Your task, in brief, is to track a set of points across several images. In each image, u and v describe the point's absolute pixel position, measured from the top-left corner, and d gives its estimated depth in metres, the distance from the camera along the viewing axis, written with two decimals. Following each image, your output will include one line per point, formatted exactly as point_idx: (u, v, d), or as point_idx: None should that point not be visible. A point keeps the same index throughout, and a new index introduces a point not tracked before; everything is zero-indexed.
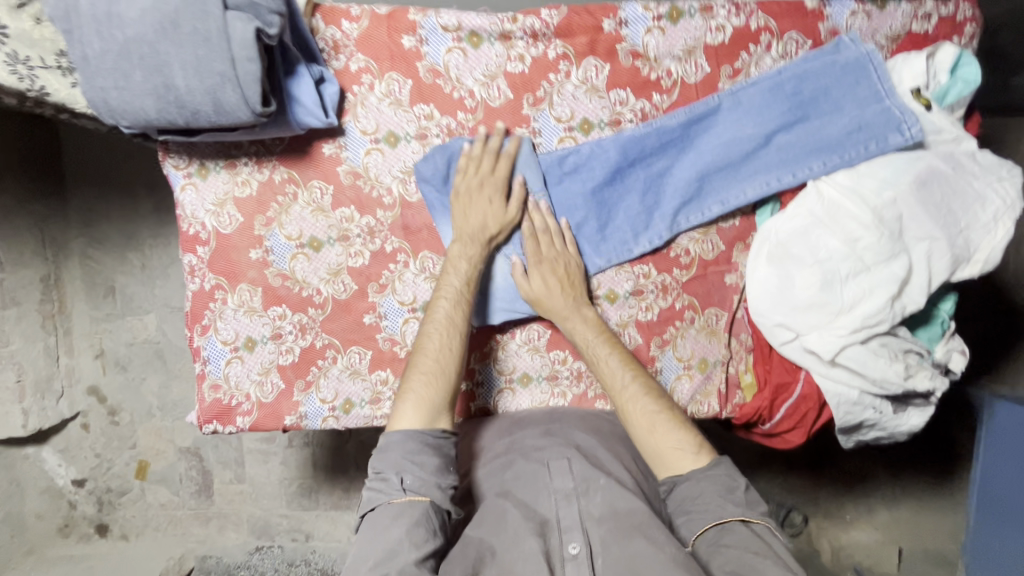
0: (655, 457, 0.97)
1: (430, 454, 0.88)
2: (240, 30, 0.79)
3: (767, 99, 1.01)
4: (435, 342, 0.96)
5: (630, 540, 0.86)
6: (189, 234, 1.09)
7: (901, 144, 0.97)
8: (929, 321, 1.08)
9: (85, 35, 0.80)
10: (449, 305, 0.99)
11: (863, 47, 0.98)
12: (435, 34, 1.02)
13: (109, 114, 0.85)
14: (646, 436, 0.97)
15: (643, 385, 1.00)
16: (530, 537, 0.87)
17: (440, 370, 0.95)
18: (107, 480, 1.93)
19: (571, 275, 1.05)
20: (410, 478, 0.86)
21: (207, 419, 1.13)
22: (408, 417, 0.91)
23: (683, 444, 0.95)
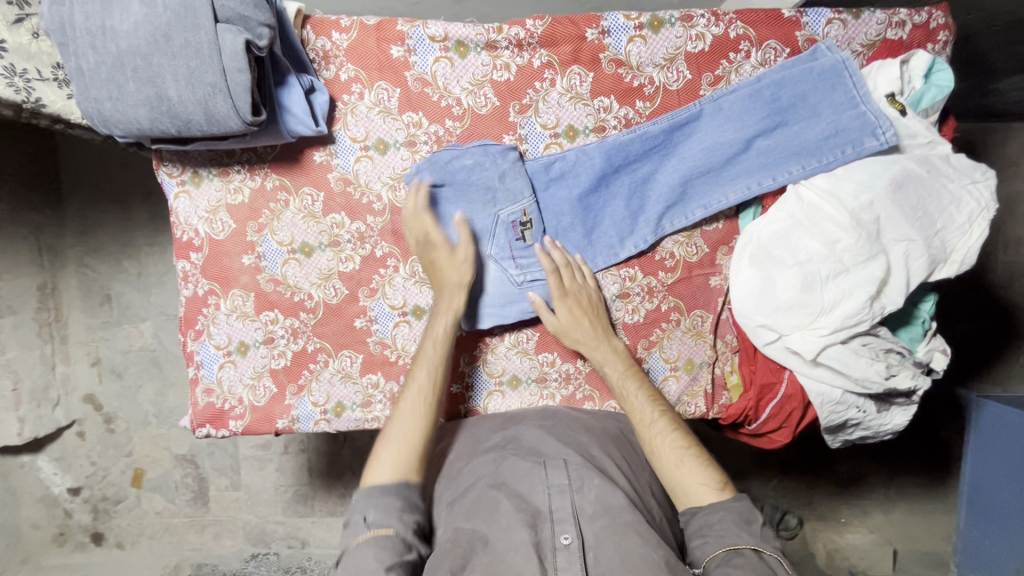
0: (678, 491, 0.94)
1: (393, 495, 0.91)
2: (230, 42, 0.81)
3: (747, 106, 1.04)
4: (410, 406, 0.99)
5: (618, 538, 0.86)
6: (183, 241, 1.11)
7: (876, 148, 1.00)
8: (910, 321, 1.10)
9: (79, 48, 0.83)
10: (426, 370, 1.01)
11: (839, 54, 1.02)
12: (422, 44, 1.05)
13: (103, 124, 0.87)
14: (671, 471, 0.95)
15: (670, 420, 0.99)
16: (521, 528, 0.86)
17: (410, 437, 0.96)
18: (103, 488, 1.94)
19: (595, 308, 1.08)
20: (373, 513, 0.89)
21: (200, 423, 1.14)
22: (380, 472, 0.93)
23: (709, 482, 0.93)
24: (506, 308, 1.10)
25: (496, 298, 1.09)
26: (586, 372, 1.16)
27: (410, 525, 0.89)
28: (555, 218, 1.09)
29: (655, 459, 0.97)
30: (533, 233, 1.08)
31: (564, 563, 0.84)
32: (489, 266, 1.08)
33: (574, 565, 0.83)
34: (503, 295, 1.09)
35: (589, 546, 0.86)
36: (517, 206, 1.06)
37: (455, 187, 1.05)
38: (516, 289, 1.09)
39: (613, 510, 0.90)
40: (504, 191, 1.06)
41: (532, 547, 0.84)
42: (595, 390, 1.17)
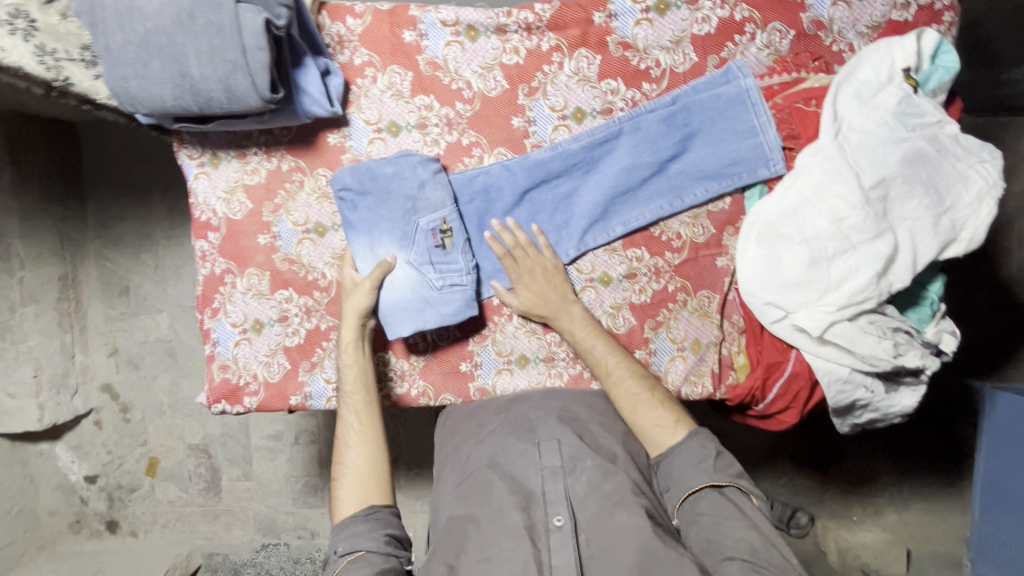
0: (645, 436, 1.00)
1: (360, 522, 0.96)
2: (251, 21, 0.85)
3: (662, 128, 1.08)
4: (350, 446, 1.02)
5: (612, 515, 0.87)
6: (201, 220, 1.14)
7: (768, 177, 1.08)
8: (918, 302, 1.10)
9: (108, 28, 0.87)
10: (354, 410, 1.04)
11: (748, 78, 1.06)
12: (434, 29, 1.08)
13: (128, 101, 0.91)
14: (632, 416, 1.01)
15: (626, 364, 1.05)
16: (515, 509, 0.88)
17: (364, 476, 1.00)
18: (118, 476, 1.98)
19: (555, 274, 1.10)
20: (343, 544, 0.93)
21: (216, 399, 1.18)
22: (348, 506, 0.98)
23: (668, 418, 0.99)
24: (419, 312, 1.08)
25: (413, 302, 1.08)
26: None
27: (381, 538, 0.94)
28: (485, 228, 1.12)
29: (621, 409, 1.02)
30: (453, 241, 1.09)
31: (557, 543, 0.85)
32: (411, 273, 1.07)
33: (567, 544, 0.85)
34: (420, 301, 1.08)
35: (581, 529, 0.88)
36: (438, 214, 1.08)
37: (376, 197, 1.06)
38: (434, 294, 1.08)
39: (606, 494, 0.90)
40: (425, 201, 1.07)
41: (525, 529, 0.86)
42: None
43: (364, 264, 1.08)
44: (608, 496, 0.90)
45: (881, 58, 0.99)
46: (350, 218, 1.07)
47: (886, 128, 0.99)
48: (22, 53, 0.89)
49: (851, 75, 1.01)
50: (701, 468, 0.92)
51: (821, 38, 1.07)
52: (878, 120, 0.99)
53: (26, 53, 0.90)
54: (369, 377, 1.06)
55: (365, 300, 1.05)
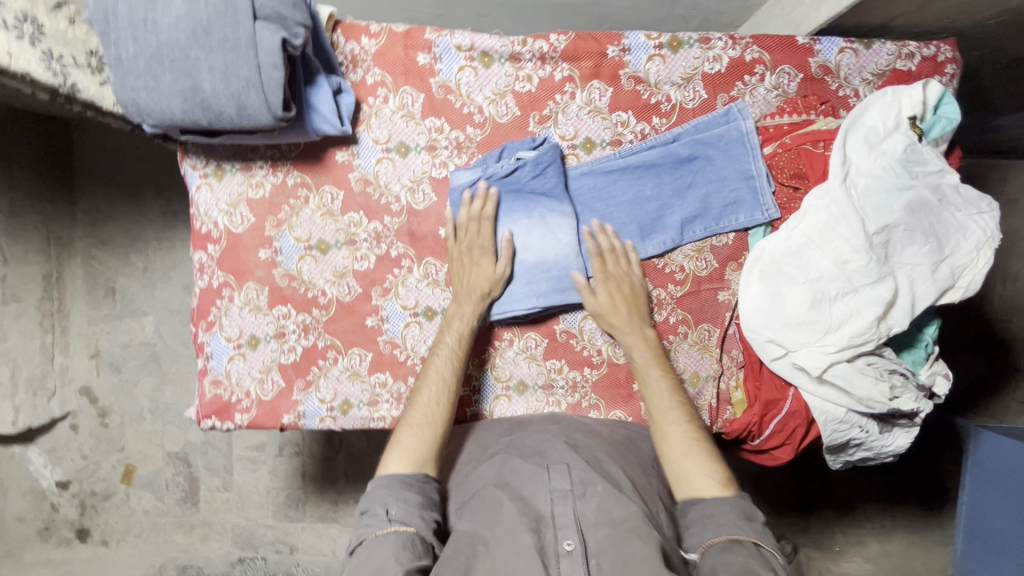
0: (679, 479, 0.95)
1: (414, 492, 0.92)
2: (267, 39, 0.83)
3: (667, 166, 1.10)
4: (439, 401, 1.01)
5: (625, 540, 0.84)
6: (201, 232, 1.12)
7: (762, 220, 1.09)
8: (914, 343, 1.11)
9: (121, 39, 0.85)
10: (447, 360, 1.04)
11: (747, 120, 1.07)
12: (448, 53, 1.08)
13: (136, 113, 0.90)
14: (677, 458, 0.96)
15: (686, 412, 1.00)
16: (525, 531, 0.84)
17: (429, 422, 0.99)
18: (92, 483, 1.92)
19: (636, 294, 1.08)
20: (396, 508, 0.89)
21: (206, 415, 1.14)
22: (399, 461, 0.96)
23: (712, 473, 0.94)
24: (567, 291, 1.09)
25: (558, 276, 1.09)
26: (593, 380, 1.17)
27: (430, 522, 0.90)
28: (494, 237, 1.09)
29: (662, 444, 0.99)
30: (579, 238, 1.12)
31: (567, 569, 0.82)
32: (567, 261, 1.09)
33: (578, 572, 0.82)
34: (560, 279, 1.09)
35: (591, 554, 0.84)
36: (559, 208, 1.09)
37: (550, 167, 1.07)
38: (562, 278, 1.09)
39: (615, 521, 0.87)
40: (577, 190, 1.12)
41: (536, 553, 0.82)
42: (602, 399, 1.17)
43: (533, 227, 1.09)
44: (618, 521, 0.87)
45: (888, 105, 1.02)
46: (532, 177, 1.07)
47: (893, 173, 1.00)
48: (30, 58, 0.85)
49: (859, 119, 1.03)
50: (740, 521, 0.87)
51: (827, 82, 1.09)
52: (885, 165, 1.00)
53: (34, 59, 0.85)
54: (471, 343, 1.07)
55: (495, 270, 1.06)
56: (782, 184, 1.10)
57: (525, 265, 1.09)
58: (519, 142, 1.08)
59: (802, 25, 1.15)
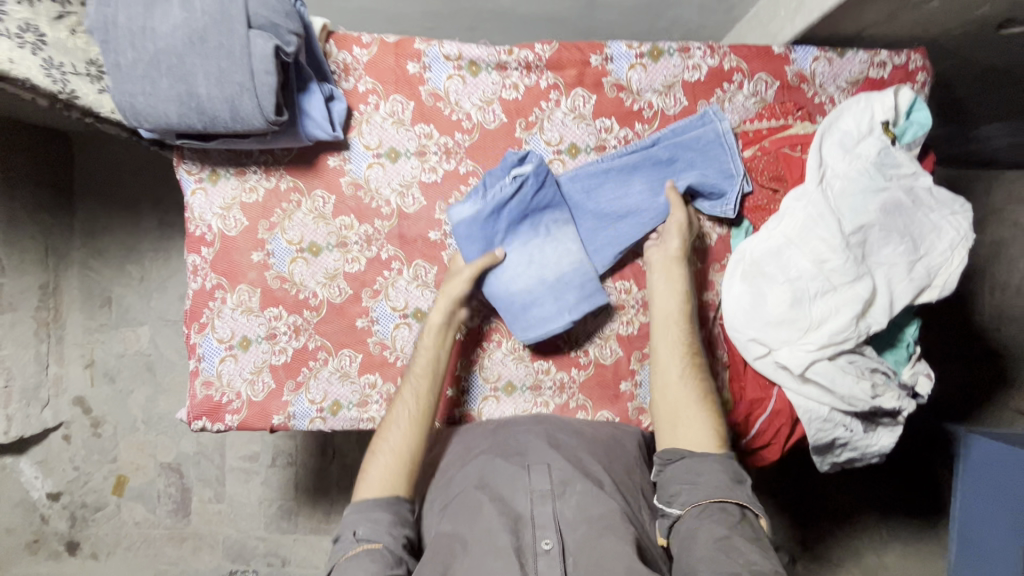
0: (675, 427, 0.98)
1: (382, 510, 0.93)
2: (261, 47, 0.87)
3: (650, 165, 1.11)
4: (400, 425, 1.00)
5: (600, 539, 0.85)
6: (195, 235, 1.15)
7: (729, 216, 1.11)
8: (895, 343, 1.13)
9: (120, 46, 0.88)
10: (415, 390, 1.03)
11: (722, 122, 1.10)
12: (437, 62, 1.12)
13: (133, 116, 0.92)
14: (682, 407, 0.99)
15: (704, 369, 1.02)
16: (502, 532, 0.86)
17: (402, 449, 0.99)
18: (83, 494, 1.91)
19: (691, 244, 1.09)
20: (362, 528, 0.91)
21: (196, 416, 1.15)
22: (371, 489, 0.96)
23: (712, 430, 0.97)
24: (593, 295, 1.11)
25: (585, 283, 1.11)
26: (580, 381, 1.18)
27: (399, 537, 0.91)
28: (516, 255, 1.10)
29: (677, 387, 1.00)
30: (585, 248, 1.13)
31: (544, 567, 0.83)
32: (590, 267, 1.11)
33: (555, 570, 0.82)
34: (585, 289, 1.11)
35: (569, 552, 0.85)
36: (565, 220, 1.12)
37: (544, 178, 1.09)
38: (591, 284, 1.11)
39: (592, 518, 0.89)
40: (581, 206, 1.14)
41: (513, 551, 0.83)
42: (589, 399, 1.18)
43: (550, 246, 1.11)
44: (596, 520, 0.88)
45: (862, 110, 1.05)
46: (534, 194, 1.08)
47: (868, 176, 1.03)
48: (30, 65, 0.88)
49: (833, 125, 1.05)
50: (732, 484, 0.90)
51: (803, 89, 1.13)
52: (860, 167, 1.03)
53: (34, 66, 0.88)
54: (437, 360, 1.06)
55: (462, 287, 1.07)
56: (761, 186, 1.12)
57: (547, 282, 1.10)
58: (505, 159, 1.07)
59: (779, 36, 1.19)
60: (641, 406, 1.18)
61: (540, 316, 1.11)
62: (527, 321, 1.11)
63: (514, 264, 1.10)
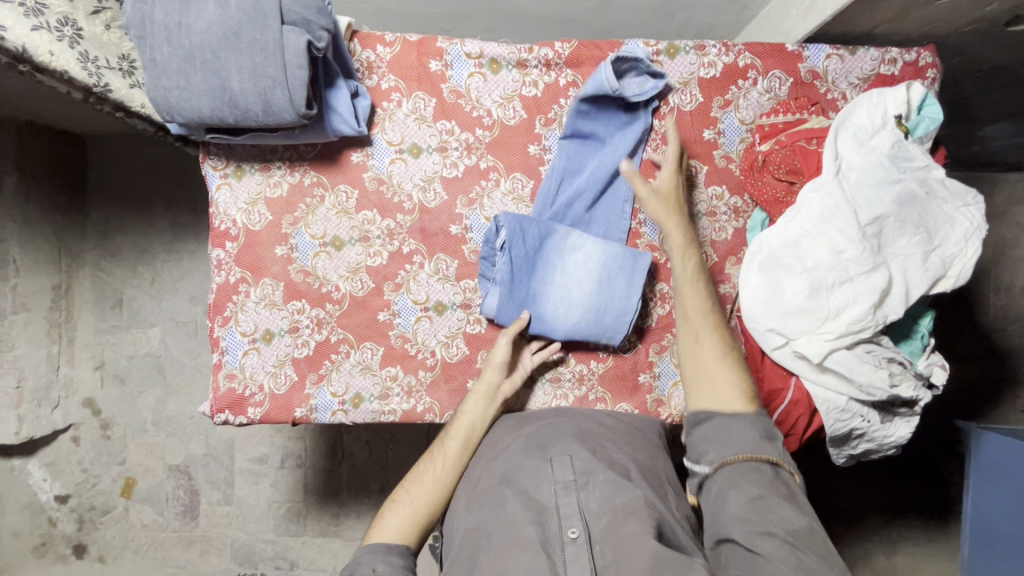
0: (704, 387, 0.99)
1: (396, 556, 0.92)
2: (294, 42, 0.90)
3: (573, 140, 1.15)
4: (424, 481, 1.02)
5: (626, 523, 0.86)
6: (220, 229, 1.16)
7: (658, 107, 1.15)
8: (910, 335, 1.15)
9: (155, 41, 0.91)
10: (444, 455, 1.06)
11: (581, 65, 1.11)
12: (459, 60, 1.14)
13: (167, 111, 0.94)
14: (702, 366, 1.00)
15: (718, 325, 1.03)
16: (528, 524, 0.86)
17: (418, 506, 0.99)
18: (92, 497, 1.91)
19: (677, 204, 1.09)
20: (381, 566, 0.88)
21: (219, 409, 1.16)
22: (385, 533, 0.96)
23: (738, 385, 0.98)
24: (635, 268, 1.12)
25: (624, 262, 1.12)
26: (600, 373, 1.19)
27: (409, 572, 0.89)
28: (557, 274, 1.13)
29: (696, 349, 1.01)
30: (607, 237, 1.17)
31: (572, 555, 0.83)
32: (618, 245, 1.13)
33: (583, 557, 0.83)
34: (630, 262, 1.12)
35: (595, 540, 0.86)
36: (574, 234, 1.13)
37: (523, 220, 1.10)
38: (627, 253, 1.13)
39: (617, 507, 0.89)
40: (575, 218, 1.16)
41: (539, 543, 0.84)
42: (608, 392, 1.20)
43: (580, 255, 1.13)
44: (619, 507, 0.89)
45: (875, 105, 1.07)
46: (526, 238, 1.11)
47: (883, 168, 1.05)
48: (69, 58, 0.90)
49: (847, 119, 1.08)
50: (762, 441, 0.92)
51: (816, 85, 1.16)
52: (874, 160, 1.05)
53: (72, 59, 0.91)
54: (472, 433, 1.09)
55: (503, 355, 1.09)
56: (776, 179, 1.13)
57: (595, 290, 1.12)
58: (483, 239, 1.13)
59: (791, 35, 1.23)
60: (660, 398, 1.20)
61: (616, 308, 1.12)
62: (605, 327, 1.12)
63: (560, 296, 1.13)
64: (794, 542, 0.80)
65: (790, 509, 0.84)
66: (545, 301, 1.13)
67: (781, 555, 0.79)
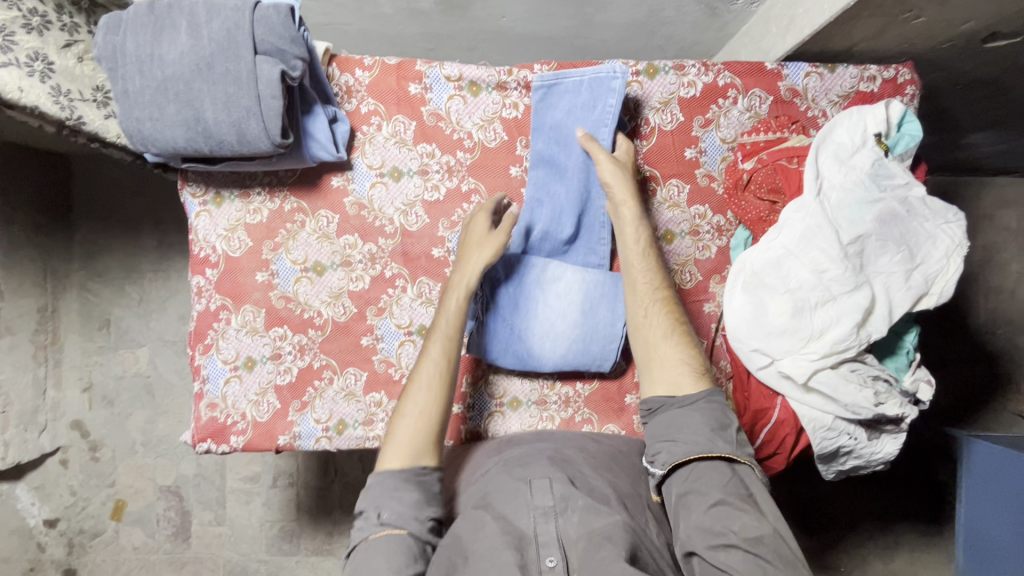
0: (655, 365, 1.00)
1: (409, 488, 0.92)
2: (267, 72, 0.89)
3: (542, 170, 1.13)
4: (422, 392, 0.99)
5: (599, 547, 0.84)
6: (199, 257, 1.15)
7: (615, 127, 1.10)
8: (895, 351, 1.15)
9: (128, 73, 0.90)
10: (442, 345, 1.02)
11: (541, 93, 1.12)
12: (438, 83, 1.14)
13: (140, 141, 0.94)
14: (652, 346, 1.01)
15: (667, 300, 1.04)
16: (506, 549, 0.84)
17: (427, 412, 0.98)
18: (81, 520, 1.88)
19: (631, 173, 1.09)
20: (387, 511, 0.89)
21: (201, 438, 1.15)
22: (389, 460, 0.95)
23: (687, 361, 0.99)
24: (618, 294, 1.12)
25: (606, 288, 1.13)
26: (585, 395, 1.19)
27: (424, 521, 0.90)
28: (542, 306, 1.12)
29: (645, 327, 1.03)
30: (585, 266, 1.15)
31: None
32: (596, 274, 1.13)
33: None
34: (612, 288, 1.12)
35: (573, 570, 0.85)
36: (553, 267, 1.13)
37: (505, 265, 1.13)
38: (610, 280, 1.13)
39: (595, 531, 0.88)
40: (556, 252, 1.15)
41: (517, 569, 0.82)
42: (595, 413, 1.19)
43: (563, 288, 1.13)
44: (598, 531, 0.87)
45: (854, 123, 1.07)
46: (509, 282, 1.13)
47: (863, 187, 1.05)
48: (39, 93, 0.89)
49: (827, 137, 1.08)
50: (714, 435, 0.90)
51: (796, 103, 1.16)
52: (855, 179, 1.05)
53: (43, 93, 0.90)
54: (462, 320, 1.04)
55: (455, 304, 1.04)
56: (759, 199, 1.13)
57: (580, 320, 1.12)
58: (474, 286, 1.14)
59: (771, 53, 1.23)
60: None
61: (603, 335, 1.12)
62: (594, 356, 1.12)
63: (545, 330, 1.12)
64: (756, 549, 0.79)
65: (752, 515, 0.82)
66: (531, 337, 1.12)
67: (745, 568, 0.78)
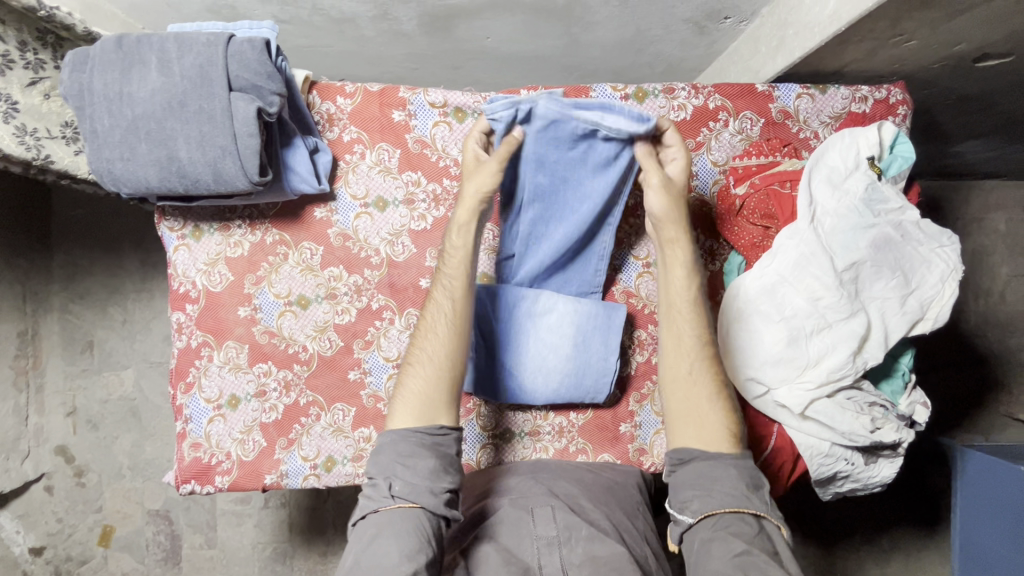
0: (692, 426, 0.97)
1: (424, 456, 0.89)
2: (243, 110, 0.85)
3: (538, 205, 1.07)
4: (437, 332, 0.97)
5: None
6: (179, 292, 1.12)
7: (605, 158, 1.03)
8: (892, 373, 1.13)
9: (96, 112, 0.86)
10: (449, 293, 0.99)
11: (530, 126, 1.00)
12: (423, 109, 1.11)
13: (111, 181, 0.90)
14: (693, 407, 0.98)
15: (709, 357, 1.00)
16: None
17: (434, 358, 0.96)
18: (68, 547, 1.83)
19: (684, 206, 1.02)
20: (399, 484, 0.87)
21: (185, 479, 1.11)
22: (401, 419, 0.93)
23: (724, 424, 0.96)
24: (610, 325, 1.10)
25: (597, 320, 1.10)
26: (579, 425, 1.16)
27: (439, 496, 0.87)
28: (536, 341, 1.10)
29: (688, 386, 0.99)
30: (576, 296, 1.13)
31: None
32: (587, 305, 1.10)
33: None
34: (604, 320, 1.10)
35: None
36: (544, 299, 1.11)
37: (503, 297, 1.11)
38: (601, 311, 1.10)
39: (597, 560, 0.87)
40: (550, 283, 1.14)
41: None
42: (590, 443, 1.16)
43: (553, 322, 1.10)
44: (602, 564, 0.86)
45: (847, 146, 1.06)
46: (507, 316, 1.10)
47: (856, 212, 1.03)
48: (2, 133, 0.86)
49: (820, 160, 1.06)
50: (749, 493, 0.90)
51: (788, 125, 1.14)
52: (849, 204, 1.04)
53: (6, 133, 0.87)
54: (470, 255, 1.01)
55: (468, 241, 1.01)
56: (752, 224, 1.10)
57: (572, 354, 1.09)
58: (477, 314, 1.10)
59: (760, 72, 1.21)
60: (642, 447, 1.16)
61: (597, 368, 1.10)
62: (587, 390, 1.10)
63: (537, 364, 1.10)
64: None
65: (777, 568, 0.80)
66: (524, 371, 1.10)
67: None
